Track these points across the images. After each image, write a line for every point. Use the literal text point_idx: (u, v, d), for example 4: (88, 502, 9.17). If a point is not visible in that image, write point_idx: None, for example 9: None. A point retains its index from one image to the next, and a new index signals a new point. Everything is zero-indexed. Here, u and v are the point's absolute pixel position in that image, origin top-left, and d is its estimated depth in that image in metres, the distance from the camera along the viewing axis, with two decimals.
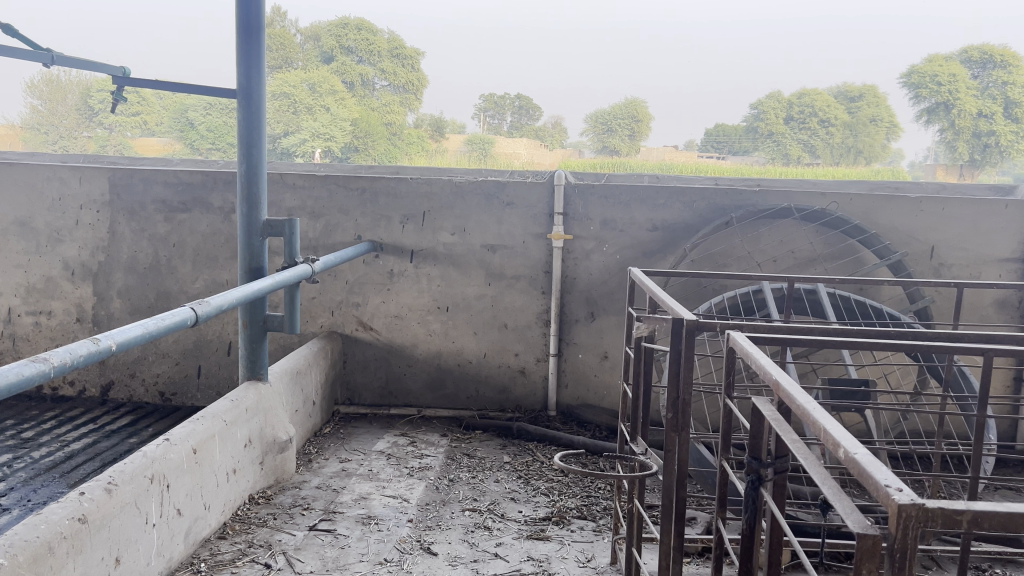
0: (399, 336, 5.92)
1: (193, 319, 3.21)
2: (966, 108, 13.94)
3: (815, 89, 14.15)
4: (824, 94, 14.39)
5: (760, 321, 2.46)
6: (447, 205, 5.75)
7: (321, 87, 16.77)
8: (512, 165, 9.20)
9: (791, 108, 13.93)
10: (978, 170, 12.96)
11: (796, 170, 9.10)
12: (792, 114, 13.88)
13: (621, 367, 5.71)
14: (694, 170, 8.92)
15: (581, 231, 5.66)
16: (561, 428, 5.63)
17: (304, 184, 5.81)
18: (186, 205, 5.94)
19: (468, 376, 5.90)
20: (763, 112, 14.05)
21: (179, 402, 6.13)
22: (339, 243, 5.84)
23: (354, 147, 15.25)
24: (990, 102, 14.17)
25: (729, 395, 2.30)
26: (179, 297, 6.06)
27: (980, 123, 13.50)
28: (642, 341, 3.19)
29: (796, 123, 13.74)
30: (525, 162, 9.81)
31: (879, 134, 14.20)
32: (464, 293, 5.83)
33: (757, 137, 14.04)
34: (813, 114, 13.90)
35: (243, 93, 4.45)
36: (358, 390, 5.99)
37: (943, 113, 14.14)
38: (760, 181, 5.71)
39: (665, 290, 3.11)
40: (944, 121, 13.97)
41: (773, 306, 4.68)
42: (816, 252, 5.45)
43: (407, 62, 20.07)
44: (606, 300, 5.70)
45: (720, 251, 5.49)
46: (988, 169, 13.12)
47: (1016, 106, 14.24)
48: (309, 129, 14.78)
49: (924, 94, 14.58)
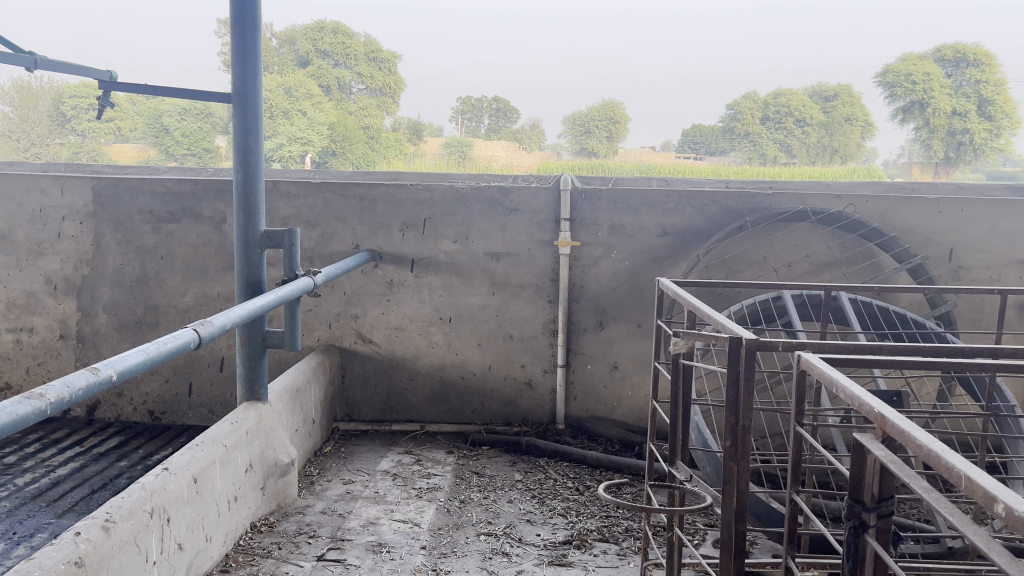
0: (400, 349, 5.69)
1: (197, 340, 2.97)
2: (941, 107, 13.08)
3: (789, 91, 13.71)
4: (796, 96, 13.83)
5: (825, 339, 2.28)
6: (449, 212, 5.53)
7: (298, 91, 16.42)
8: (492, 168, 8.99)
9: (766, 111, 13.36)
10: (954, 167, 12.13)
11: (772, 170, 8.91)
12: (768, 114, 13.29)
13: (632, 377, 5.52)
14: (671, 170, 8.77)
15: (588, 237, 5.46)
16: (571, 442, 5.42)
17: (299, 192, 5.57)
18: (175, 215, 5.68)
19: (473, 389, 5.67)
20: (740, 112, 13.53)
21: (170, 421, 5.87)
22: (336, 253, 5.60)
23: (332, 152, 14.99)
24: (965, 101, 13.32)
25: (801, 423, 2.14)
26: (168, 311, 5.79)
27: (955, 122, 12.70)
28: (680, 359, 3.00)
29: (772, 123, 13.07)
30: (505, 164, 9.61)
31: (855, 133, 13.48)
32: (468, 303, 5.60)
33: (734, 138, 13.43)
34: (792, 114, 13.15)
35: (238, 97, 4.21)
36: (358, 406, 5.75)
37: (918, 112, 13.42)
38: (771, 183, 5.54)
39: (704, 302, 2.91)
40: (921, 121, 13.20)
41: (795, 316, 4.49)
42: (833, 256, 5.27)
43: (385, 65, 19.73)
44: (615, 308, 5.49)
45: (733, 256, 5.32)
46: (963, 167, 12.46)
47: (991, 104, 13.45)
48: (287, 133, 14.44)
49: (899, 94, 13.62)
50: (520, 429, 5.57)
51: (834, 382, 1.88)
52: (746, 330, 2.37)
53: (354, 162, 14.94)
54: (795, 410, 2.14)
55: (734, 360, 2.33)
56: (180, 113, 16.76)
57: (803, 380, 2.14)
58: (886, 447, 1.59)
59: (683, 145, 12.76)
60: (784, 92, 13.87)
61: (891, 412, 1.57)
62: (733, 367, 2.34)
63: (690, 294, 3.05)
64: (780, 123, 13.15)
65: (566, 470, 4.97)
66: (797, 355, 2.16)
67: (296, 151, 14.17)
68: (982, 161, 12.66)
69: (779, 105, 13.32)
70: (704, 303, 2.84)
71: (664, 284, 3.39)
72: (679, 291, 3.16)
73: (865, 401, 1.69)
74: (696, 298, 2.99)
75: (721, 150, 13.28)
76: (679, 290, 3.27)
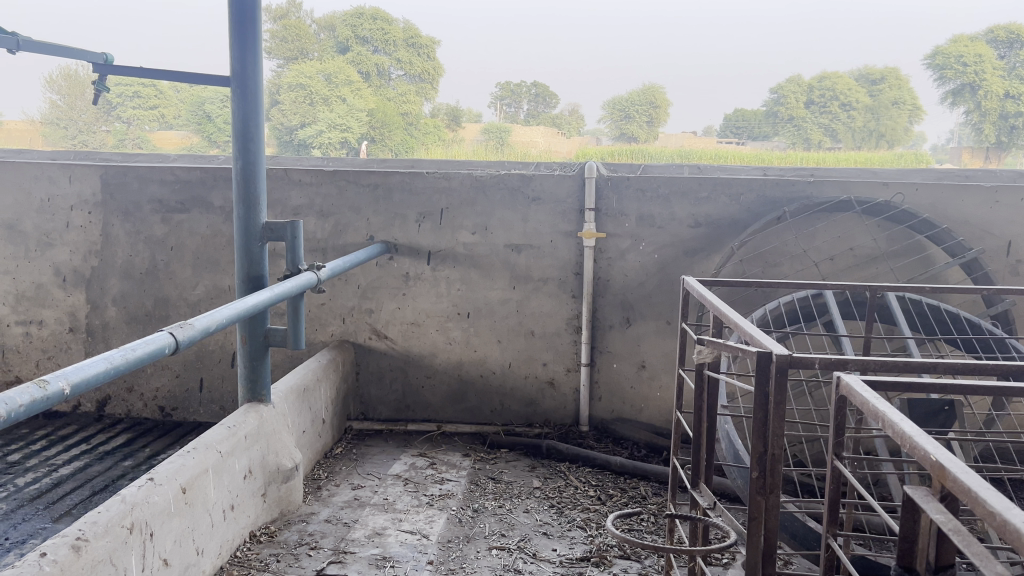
0: (417, 345, 5.43)
1: (171, 345, 2.73)
2: (992, 88, 12.00)
3: (836, 75, 13.12)
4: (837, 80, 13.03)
5: (870, 356, 1.95)
6: (467, 201, 5.24)
7: (336, 78, 16.18)
8: (527, 154, 8.66)
9: (811, 96, 12.87)
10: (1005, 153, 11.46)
11: (820, 155, 8.41)
12: (814, 97, 12.92)
13: (660, 378, 5.20)
14: (715, 157, 8.35)
15: (615, 228, 5.14)
16: (595, 445, 5.12)
17: (312, 181, 5.32)
18: (185, 205, 5.47)
19: (492, 388, 5.40)
20: (784, 94, 12.96)
21: (181, 417, 5.68)
22: (350, 244, 5.35)
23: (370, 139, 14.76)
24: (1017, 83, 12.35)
25: (839, 457, 1.83)
26: (179, 304, 5.59)
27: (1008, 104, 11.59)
28: (704, 368, 2.68)
29: (818, 107, 12.76)
30: (541, 150, 9.25)
31: (902, 117, 12.51)
32: (487, 297, 5.32)
33: (778, 122, 12.83)
34: (837, 97, 12.72)
35: (237, 80, 3.95)
36: (373, 404, 5.51)
37: (968, 96, 12.35)
38: (814, 170, 5.16)
39: (732, 305, 2.57)
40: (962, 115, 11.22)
41: (840, 321, 4.14)
42: (879, 249, 4.87)
43: (425, 50, 19.25)
44: (643, 304, 5.17)
45: (770, 249, 4.97)
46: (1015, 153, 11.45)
47: None
48: (325, 121, 14.23)
49: (949, 76, 12.72)
50: (541, 430, 5.29)
51: (880, 416, 1.55)
52: (776, 343, 2.05)
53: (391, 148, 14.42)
54: (835, 440, 1.83)
55: (763, 379, 2.01)
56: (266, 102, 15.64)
57: (842, 406, 1.82)
58: (944, 507, 1.28)
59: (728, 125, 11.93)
60: (830, 76, 13.28)
61: (952, 463, 1.25)
62: (760, 386, 2.02)
63: (717, 295, 2.72)
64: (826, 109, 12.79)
65: (588, 477, 4.67)
66: (836, 376, 1.82)
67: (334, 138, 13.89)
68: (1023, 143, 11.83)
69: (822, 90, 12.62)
70: (731, 307, 2.50)
71: (691, 284, 3.05)
72: (704, 292, 2.83)
73: (919, 443, 1.36)
74: (723, 301, 2.65)
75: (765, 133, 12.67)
76: (706, 291, 2.93)
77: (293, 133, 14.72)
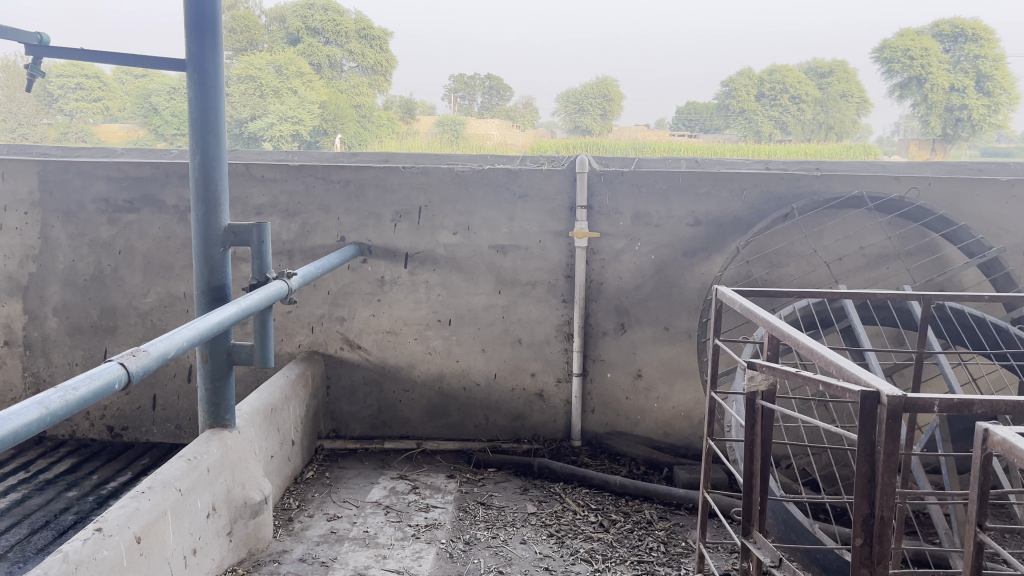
0: (394, 356, 4.99)
1: (123, 377, 2.27)
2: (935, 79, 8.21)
3: (786, 67, 9.79)
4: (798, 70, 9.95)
5: (1001, 397, 1.56)
6: (448, 199, 4.81)
7: (287, 70, 13.93)
8: (484, 148, 8.16)
9: (760, 87, 9.65)
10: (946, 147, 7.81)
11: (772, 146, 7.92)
12: (763, 92, 9.59)
13: (658, 388, 4.84)
14: (669, 149, 7.89)
15: (608, 228, 4.76)
16: (589, 462, 4.73)
17: (276, 177, 4.85)
18: (134, 204, 4.94)
19: (476, 401, 4.98)
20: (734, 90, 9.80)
21: (132, 438, 5.17)
22: (319, 246, 4.89)
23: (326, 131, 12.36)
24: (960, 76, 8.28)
25: (982, 528, 1.45)
26: (128, 313, 5.07)
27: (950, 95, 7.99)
28: (757, 397, 2.31)
29: (768, 100, 9.45)
30: (498, 143, 8.66)
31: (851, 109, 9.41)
32: (470, 303, 4.90)
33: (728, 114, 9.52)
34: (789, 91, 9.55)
35: (194, 63, 3.46)
36: (345, 420, 5.05)
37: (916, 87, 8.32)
38: (818, 164, 4.83)
39: (788, 321, 2.19)
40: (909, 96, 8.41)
41: (863, 332, 3.83)
42: (891, 248, 4.55)
43: (378, 49, 16.28)
44: (639, 309, 4.80)
45: (777, 250, 4.63)
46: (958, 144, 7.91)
47: (993, 81, 8.22)
48: (272, 111, 12.29)
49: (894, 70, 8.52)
50: (530, 446, 4.89)
51: None
52: (880, 381, 1.66)
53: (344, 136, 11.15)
54: (976, 508, 1.46)
55: (868, 425, 1.62)
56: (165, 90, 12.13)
57: (986, 467, 1.44)
58: None
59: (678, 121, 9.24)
60: (779, 66, 9.96)
61: None
62: (865, 433, 1.63)
63: (766, 309, 2.33)
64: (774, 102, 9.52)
65: (586, 499, 4.28)
66: (979, 427, 1.44)
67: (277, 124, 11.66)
68: (978, 139, 7.88)
69: (766, 70, 9.52)
70: (790, 324, 2.11)
71: (727, 295, 2.67)
72: (748, 304, 2.43)
73: None
74: (775, 315, 2.26)
75: (715, 127, 9.23)
76: (746, 303, 2.54)
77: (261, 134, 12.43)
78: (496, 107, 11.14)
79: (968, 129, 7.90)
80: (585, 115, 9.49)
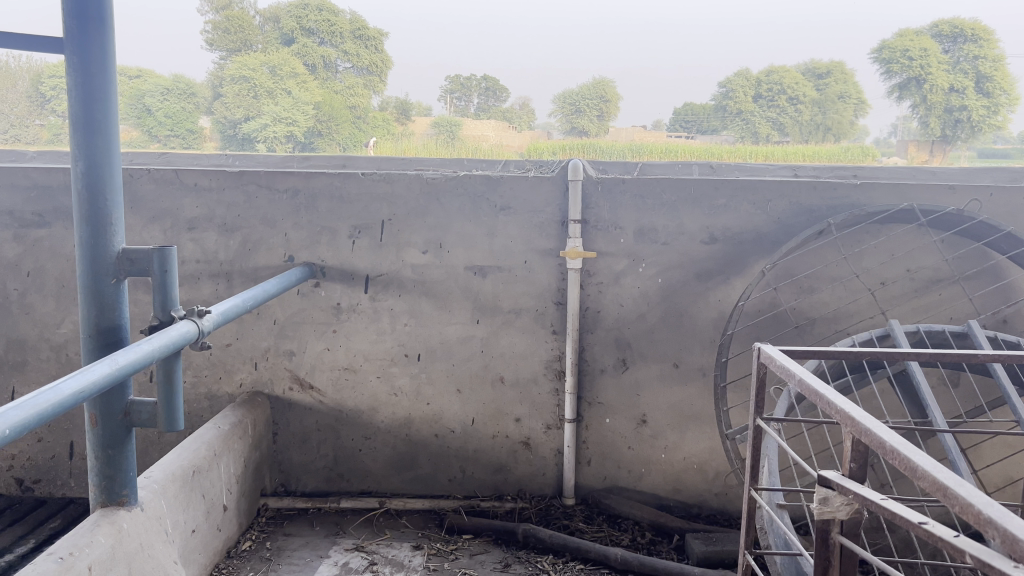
0: (352, 398, 4.21)
1: None
2: (938, 81, 6.66)
3: (783, 66, 7.95)
4: (793, 70, 8.15)
5: None
6: (415, 212, 4.04)
7: (282, 70, 11.05)
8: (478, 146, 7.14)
9: (759, 87, 7.86)
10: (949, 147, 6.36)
11: (766, 149, 6.66)
12: (762, 91, 7.80)
13: (665, 437, 4.08)
14: (664, 151, 6.85)
15: (607, 246, 4.00)
16: (585, 526, 3.97)
17: (211, 185, 4.07)
18: (44, 217, 4.17)
19: (450, 451, 4.21)
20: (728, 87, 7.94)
21: (45, 492, 4.38)
22: (262, 268, 4.11)
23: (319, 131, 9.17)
24: (961, 80, 6.72)
25: None
26: (39, 346, 4.30)
27: (954, 101, 6.48)
28: (834, 530, 1.54)
29: (766, 102, 7.69)
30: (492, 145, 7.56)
31: (847, 110, 7.70)
32: (442, 334, 4.14)
33: (727, 116, 7.84)
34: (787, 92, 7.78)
35: (73, 42, 2.62)
36: (296, 473, 4.28)
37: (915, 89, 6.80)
38: (857, 170, 4.06)
39: (880, 421, 1.42)
40: (913, 96, 6.78)
41: (925, 387, 3.11)
42: (943, 272, 3.78)
43: (373, 43, 13.41)
44: (643, 341, 4.04)
45: (809, 274, 3.87)
46: (959, 146, 6.37)
47: (990, 80, 6.76)
48: (269, 112, 8.88)
49: (894, 70, 6.97)
50: (514, 505, 4.12)
51: None
52: None
53: (341, 144, 9.03)
54: None
55: None
56: (160, 92, 8.50)
57: None
58: None
59: (672, 122, 7.84)
60: (777, 67, 8.10)
61: None
62: None
63: (842, 397, 1.55)
64: (773, 103, 7.74)
65: None
66: None
67: (281, 133, 8.73)
68: (977, 141, 6.40)
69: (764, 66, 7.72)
70: (895, 431, 1.34)
71: (775, 359, 1.90)
72: (816, 386, 1.64)
73: None
74: (860, 408, 1.49)
75: (712, 129, 7.69)
76: (804, 378, 1.75)
77: (240, 128, 8.91)
78: (491, 107, 9.97)
79: (967, 131, 6.38)
80: (580, 117, 8.17)
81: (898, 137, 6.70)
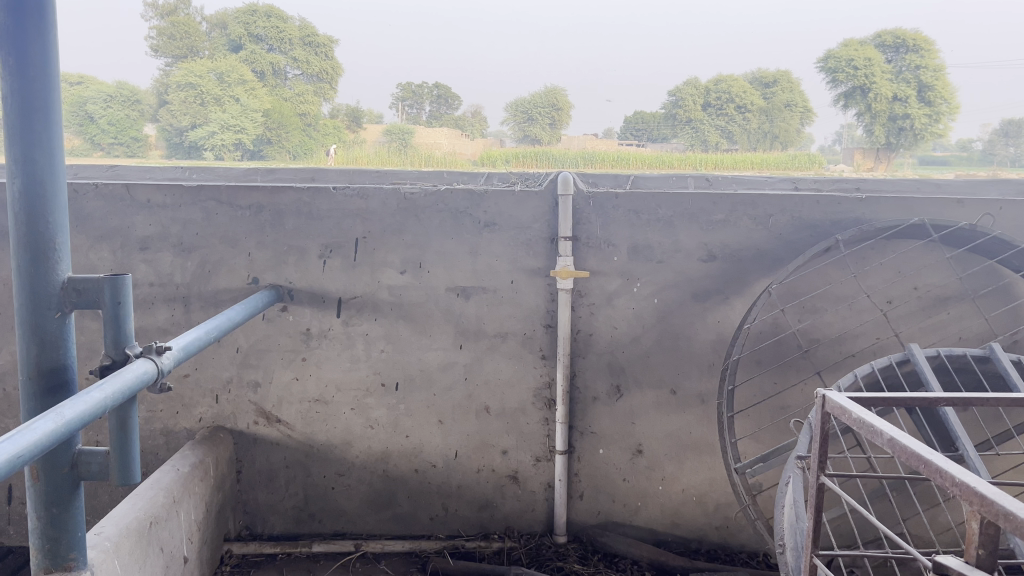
0: (324, 431, 3.87)
1: None
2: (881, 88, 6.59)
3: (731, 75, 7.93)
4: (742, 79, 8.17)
5: None
6: (391, 229, 3.73)
7: (230, 76, 10.60)
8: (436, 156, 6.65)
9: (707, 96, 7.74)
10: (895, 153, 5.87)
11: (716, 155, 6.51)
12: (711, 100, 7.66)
13: (662, 468, 3.82)
14: (616, 157, 6.54)
15: (599, 265, 3.73)
16: (579, 566, 3.68)
17: (166, 201, 3.70)
18: None
19: (432, 487, 3.90)
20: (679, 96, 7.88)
21: None
22: (223, 291, 3.76)
23: (267, 140, 8.57)
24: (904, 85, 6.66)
25: None
26: None
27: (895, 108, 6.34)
28: None
29: (715, 109, 7.56)
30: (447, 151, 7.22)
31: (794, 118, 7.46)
32: (421, 361, 3.82)
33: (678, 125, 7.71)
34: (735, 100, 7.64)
35: (7, 41, 2.23)
36: (263, 514, 3.94)
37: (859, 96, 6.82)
38: (859, 183, 3.86)
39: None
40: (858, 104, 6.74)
41: (954, 419, 2.88)
42: (951, 289, 3.59)
43: (324, 50, 13.20)
44: (638, 366, 3.78)
45: (814, 293, 3.64)
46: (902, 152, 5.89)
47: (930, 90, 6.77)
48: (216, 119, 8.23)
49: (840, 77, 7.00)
50: (502, 544, 3.82)
51: None
52: None
53: (291, 152, 8.23)
54: None
55: None
56: (103, 97, 7.61)
57: None
58: None
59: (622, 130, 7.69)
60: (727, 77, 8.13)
61: None
62: None
63: (959, 466, 1.27)
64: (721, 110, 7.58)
65: None
66: None
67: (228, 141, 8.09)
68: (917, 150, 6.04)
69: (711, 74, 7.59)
70: None
71: (848, 410, 1.62)
72: (918, 449, 1.35)
73: None
74: (987, 482, 1.20)
75: (661, 138, 7.63)
76: (893, 435, 1.47)
77: (187, 136, 8.00)
78: (445, 116, 9.72)
79: (909, 138, 6.11)
80: (534, 125, 7.89)
81: (842, 144, 6.52)
